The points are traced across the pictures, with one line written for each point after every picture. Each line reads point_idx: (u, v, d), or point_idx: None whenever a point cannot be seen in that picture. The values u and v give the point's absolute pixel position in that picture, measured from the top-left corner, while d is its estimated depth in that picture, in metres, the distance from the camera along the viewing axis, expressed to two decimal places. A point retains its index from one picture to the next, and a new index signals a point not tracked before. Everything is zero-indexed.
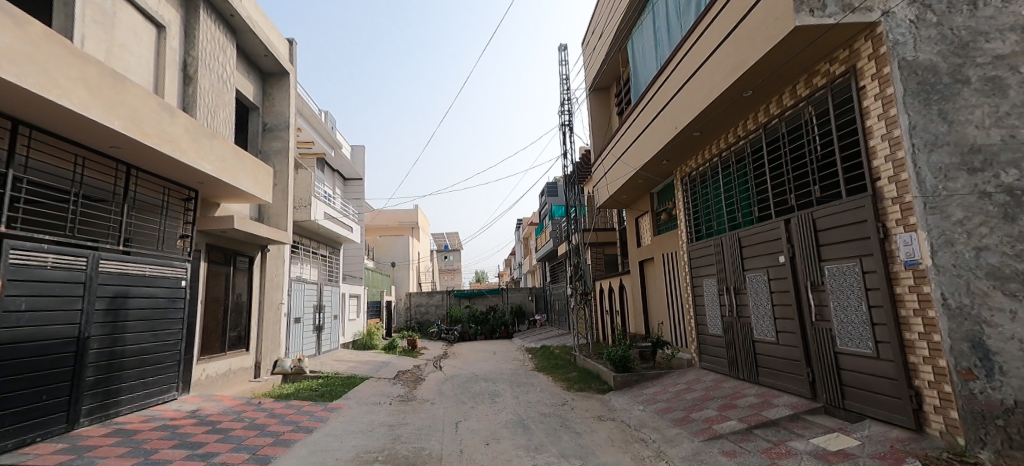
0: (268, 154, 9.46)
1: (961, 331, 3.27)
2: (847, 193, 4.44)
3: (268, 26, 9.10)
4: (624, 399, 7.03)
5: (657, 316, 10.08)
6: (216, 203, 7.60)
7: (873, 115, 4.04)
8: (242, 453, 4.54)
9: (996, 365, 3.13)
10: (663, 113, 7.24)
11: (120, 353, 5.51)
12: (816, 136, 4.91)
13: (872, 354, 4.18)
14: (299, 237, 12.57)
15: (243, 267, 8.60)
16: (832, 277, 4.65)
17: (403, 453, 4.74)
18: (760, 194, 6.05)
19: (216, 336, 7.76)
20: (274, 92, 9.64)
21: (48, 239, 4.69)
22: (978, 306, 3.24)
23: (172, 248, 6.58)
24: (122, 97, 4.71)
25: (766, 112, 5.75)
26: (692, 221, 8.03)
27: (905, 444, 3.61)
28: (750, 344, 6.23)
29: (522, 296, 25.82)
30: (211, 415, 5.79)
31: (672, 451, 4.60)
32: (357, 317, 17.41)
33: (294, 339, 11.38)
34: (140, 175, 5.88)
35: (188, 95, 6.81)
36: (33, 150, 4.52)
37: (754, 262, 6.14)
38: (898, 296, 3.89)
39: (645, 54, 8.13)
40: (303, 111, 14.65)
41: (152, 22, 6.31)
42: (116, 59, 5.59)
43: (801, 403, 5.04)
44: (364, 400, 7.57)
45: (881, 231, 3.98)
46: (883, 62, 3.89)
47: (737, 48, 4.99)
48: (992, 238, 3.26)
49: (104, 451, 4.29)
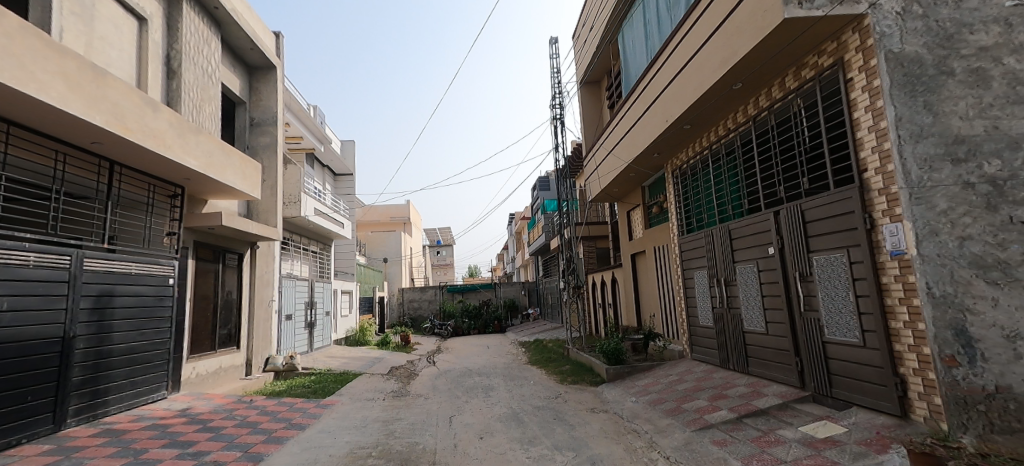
0: (256, 149, 9.33)
1: (944, 320, 3.31)
2: (834, 185, 4.49)
3: (254, 20, 8.96)
4: (617, 391, 7.08)
5: (649, 308, 10.17)
6: (203, 199, 7.51)
7: (860, 107, 4.10)
8: (233, 451, 4.51)
9: (977, 352, 3.17)
10: (654, 106, 7.25)
11: (107, 352, 5.44)
12: (804, 128, 4.96)
13: (860, 343, 4.25)
14: (289, 233, 12.47)
15: (232, 264, 8.51)
16: (820, 268, 4.71)
17: (397, 448, 4.74)
18: (749, 186, 6.11)
19: (206, 334, 7.68)
20: (261, 86, 9.51)
21: (30, 237, 4.59)
22: (961, 295, 3.26)
23: (159, 246, 6.48)
24: (103, 91, 4.60)
25: (755, 104, 5.79)
26: (683, 213, 8.08)
27: (889, 431, 3.69)
28: (741, 334, 6.30)
29: (515, 290, 25.88)
30: (201, 414, 5.73)
31: (663, 441, 4.66)
32: (350, 313, 17.36)
33: (286, 336, 11.34)
34: (123, 172, 5.77)
35: (172, 89, 6.69)
36: (12, 146, 4.41)
37: (744, 254, 6.18)
38: (884, 285, 3.96)
39: (635, 47, 8.13)
40: (292, 106, 14.55)
41: (133, 15, 6.17)
42: (96, 52, 5.45)
43: (789, 392, 5.11)
44: (357, 396, 7.56)
45: (867, 221, 4.04)
46: (870, 54, 3.93)
47: (726, 42, 5.02)
48: (975, 228, 3.27)
49: (92, 451, 4.24)
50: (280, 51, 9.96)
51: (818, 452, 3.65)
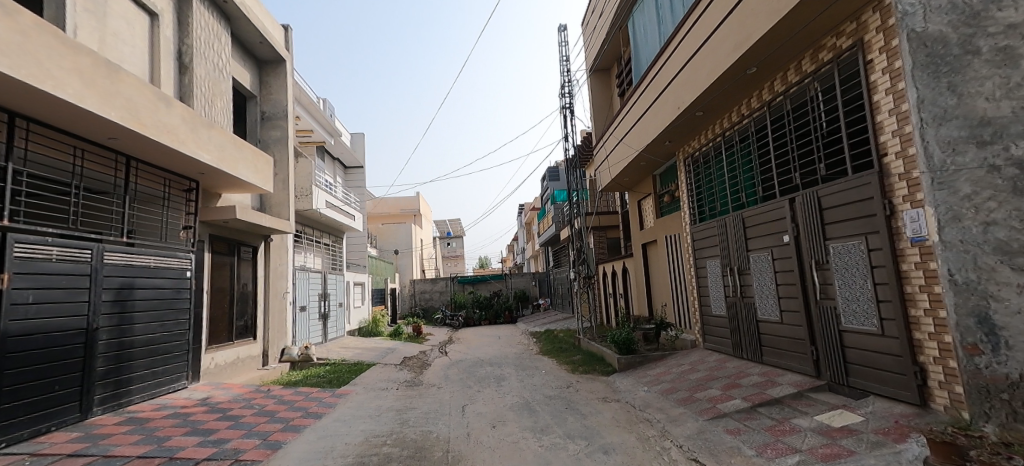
0: (268, 143, 9.40)
1: (965, 307, 2.78)
2: (852, 170, 4.41)
3: (263, 13, 9.00)
4: (628, 380, 7.09)
5: (661, 297, 10.13)
6: (216, 193, 7.60)
7: (880, 90, 4.01)
8: (253, 439, 4.61)
9: (1002, 340, 2.64)
10: (666, 93, 7.13)
11: (129, 343, 5.56)
12: (821, 112, 4.85)
13: (877, 331, 4.19)
14: (302, 226, 12.62)
15: (247, 257, 8.63)
16: (836, 255, 4.65)
17: (411, 436, 4.80)
18: (764, 173, 6.00)
19: (223, 326, 7.82)
20: (271, 79, 9.57)
21: (52, 232, 4.69)
22: (984, 281, 2.70)
23: (176, 239, 6.58)
24: (117, 87, 4.65)
25: (770, 89, 5.67)
26: (695, 201, 7.99)
27: (908, 419, 3.64)
28: (755, 323, 6.25)
29: (525, 281, 26.07)
30: (220, 403, 5.85)
31: (676, 430, 4.64)
32: (362, 304, 17.56)
33: (300, 327, 11.53)
34: (138, 167, 5.84)
35: (185, 84, 6.75)
36: (31, 142, 4.49)
37: (759, 242, 6.09)
38: (903, 273, 3.90)
39: (646, 33, 7.96)
40: (303, 100, 14.73)
41: (144, 10, 6.21)
42: (109, 48, 5.51)
43: (804, 381, 5.06)
44: (371, 386, 7.64)
45: (886, 208, 3.97)
46: (891, 35, 3.86)
47: (741, 24, 4.91)
48: (1000, 213, 2.66)
49: (118, 439, 4.36)
50: (290, 44, 10.01)
51: (834, 441, 3.62)
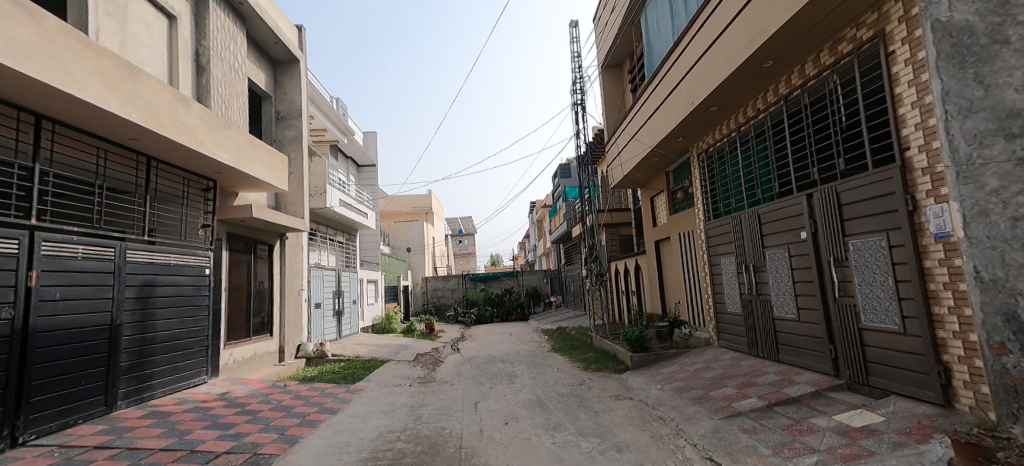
0: (282, 142, 9.52)
1: (992, 305, 2.71)
2: (873, 165, 4.31)
3: (277, 13, 9.09)
4: (641, 378, 7.05)
5: (674, 294, 10.04)
6: (233, 192, 7.72)
7: (903, 82, 3.91)
8: (270, 433, 4.69)
9: None
10: (679, 88, 7.04)
11: (150, 339, 5.69)
12: (840, 106, 4.75)
13: (899, 330, 4.10)
14: (316, 224, 12.75)
15: (263, 255, 8.76)
16: (855, 252, 4.56)
17: (425, 432, 4.84)
18: (780, 168, 5.90)
19: (240, 322, 7.96)
20: (285, 79, 9.67)
21: (78, 231, 4.82)
22: (1012, 279, 2.64)
23: (195, 238, 6.70)
24: (138, 89, 4.75)
25: (787, 83, 5.56)
26: (709, 198, 7.89)
27: (931, 420, 3.56)
28: (771, 321, 6.16)
29: (537, 278, 26.03)
30: (239, 398, 5.97)
31: (690, 429, 4.60)
32: (375, 301, 17.70)
33: (315, 324, 11.66)
34: (159, 167, 5.96)
35: (202, 85, 6.86)
36: (57, 144, 4.61)
37: (775, 239, 6.00)
38: (927, 270, 3.81)
39: (659, 27, 7.87)
40: (316, 99, 14.85)
41: (163, 13, 6.32)
42: (129, 51, 5.62)
43: (823, 380, 4.97)
44: (385, 382, 7.71)
45: (908, 203, 3.88)
46: (914, 25, 3.75)
47: (757, 16, 4.81)
48: None
49: (141, 432, 4.48)
50: (303, 44, 10.10)
51: (853, 441, 3.56)
